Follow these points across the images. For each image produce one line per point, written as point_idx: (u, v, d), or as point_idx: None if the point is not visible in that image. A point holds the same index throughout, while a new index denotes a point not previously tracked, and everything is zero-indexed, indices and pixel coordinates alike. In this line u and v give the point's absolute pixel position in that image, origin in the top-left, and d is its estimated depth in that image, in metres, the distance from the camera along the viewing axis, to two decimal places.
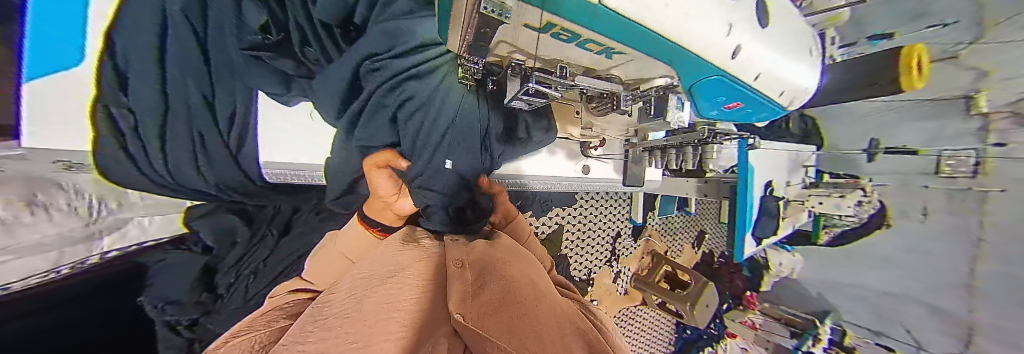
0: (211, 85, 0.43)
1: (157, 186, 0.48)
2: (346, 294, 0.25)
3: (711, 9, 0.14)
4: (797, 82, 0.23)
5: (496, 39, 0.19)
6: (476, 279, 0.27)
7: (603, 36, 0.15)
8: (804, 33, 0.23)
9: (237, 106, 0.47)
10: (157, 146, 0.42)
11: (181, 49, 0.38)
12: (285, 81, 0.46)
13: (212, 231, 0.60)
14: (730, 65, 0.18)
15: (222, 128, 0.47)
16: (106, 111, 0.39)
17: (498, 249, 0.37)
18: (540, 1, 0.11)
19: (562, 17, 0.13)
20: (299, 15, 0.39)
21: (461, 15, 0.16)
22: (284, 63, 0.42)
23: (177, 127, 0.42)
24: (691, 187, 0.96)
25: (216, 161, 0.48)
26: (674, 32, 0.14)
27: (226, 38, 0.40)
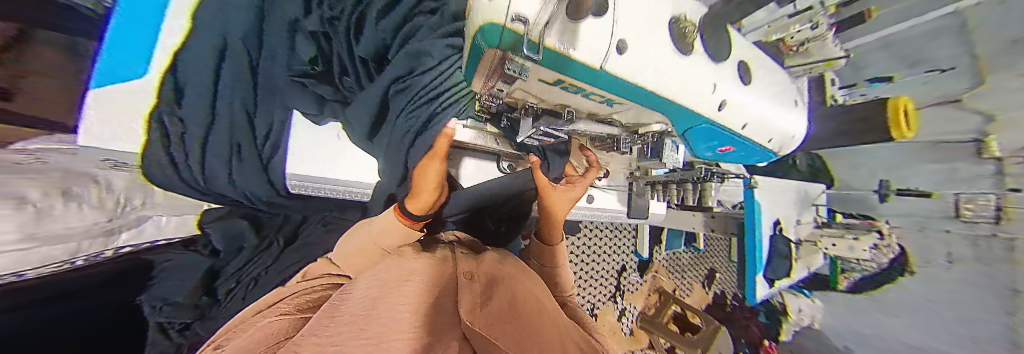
0: (255, 103, 0.47)
1: (188, 189, 0.49)
2: (363, 293, 0.26)
3: (695, 67, 0.17)
4: (786, 129, 0.25)
5: (514, 89, 0.22)
6: (484, 292, 0.27)
7: (604, 91, 0.18)
8: (787, 91, 0.26)
9: (273, 120, 0.51)
10: (198, 152, 0.44)
11: (234, 68, 0.42)
12: (320, 103, 0.50)
13: (222, 236, 0.61)
14: (718, 115, 0.20)
15: (257, 137, 0.50)
16: (160, 122, 0.41)
17: (505, 265, 0.37)
18: (556, 64, 0.14)
19: (569, 76, 0.16)
20: (342, 48, 0.44)
21: (485, 69, 0.19)
22: (324, 88, 0.48)
23: (218, 136, 0.45)
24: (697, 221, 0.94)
25: (245, 170, 0.50)
26: (665, 87, 0.17)
27: (275, 64, 0.45)
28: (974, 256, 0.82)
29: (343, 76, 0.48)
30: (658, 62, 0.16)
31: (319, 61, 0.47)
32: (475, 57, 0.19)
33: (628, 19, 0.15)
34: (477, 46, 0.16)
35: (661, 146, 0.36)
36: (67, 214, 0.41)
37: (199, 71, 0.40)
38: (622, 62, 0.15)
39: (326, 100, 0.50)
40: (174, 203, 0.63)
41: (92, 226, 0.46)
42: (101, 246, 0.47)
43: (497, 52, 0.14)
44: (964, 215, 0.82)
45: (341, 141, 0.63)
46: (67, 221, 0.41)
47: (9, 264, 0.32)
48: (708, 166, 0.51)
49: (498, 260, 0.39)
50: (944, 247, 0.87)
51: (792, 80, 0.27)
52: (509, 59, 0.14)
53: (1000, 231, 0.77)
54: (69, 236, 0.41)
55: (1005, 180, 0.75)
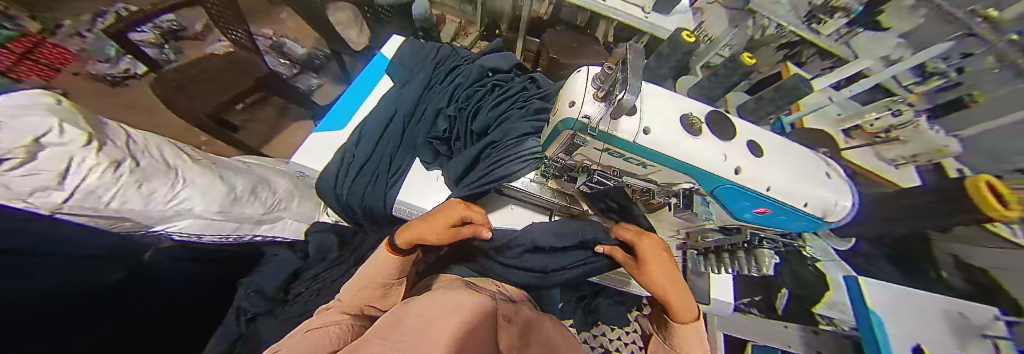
0: (395, 150, 0.67)
1: (332, 196, 0.63)
2: (414, 318, 0.29)
3: (704, 144, 0.24)
4: (828, 199, 0.27)
5: (578, 155, 0.32)
6: (518, 340, 0.30)
7: (641, 157, 0.26)
8: (814, 162, 0.29)
9: (401, 164, 0.65)
10: (350, 176, 0.62)
11: (395, 127, 0.69)
12: (436, 155, 0.67)
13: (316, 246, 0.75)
14: (738, 177, 0.25)
15: (389, 172, 0.64)
16: (341, 153, 0.63)
17: (543, 329, 0.38)
18: (608, 138, 0.24)
19: (616, 146, 0.25)
20: (461, 124, 0.69)
21: (558, 143, 0.30)
22: (441, 147, 0.67)
23: (368, 167, 0.64)
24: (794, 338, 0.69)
25: (369, 196, 0.62)
26: (682, 156, 0.24)
27: (417, 128, 0.70)
28: None
29: (455, 141, 0.69)
30: (677, 142, 0.24)
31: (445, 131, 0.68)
32: (551, 136, 0.31)
33: (650, 118, 0.24)
34: (557, 129, 0.28)
35: (692, 201, 0.36)
36: (246, 206, 0.64)
37: (377, 126, 0.68)
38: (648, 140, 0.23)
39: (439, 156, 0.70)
40: (305, 212, 0.82)
41: (251, 216, 0.66)
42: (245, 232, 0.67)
43: (572, 132, 0.26)
44: None
45: (438, 183, 0.63)
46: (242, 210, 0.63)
47: (196, 227, 0.57)
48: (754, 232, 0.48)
49: (529, 320, 0.38)
50: None
51: (822, 157, 0.30)
52: (578, 134, 0.25)
53: None
54: (238, 218, 0.63)
55: None
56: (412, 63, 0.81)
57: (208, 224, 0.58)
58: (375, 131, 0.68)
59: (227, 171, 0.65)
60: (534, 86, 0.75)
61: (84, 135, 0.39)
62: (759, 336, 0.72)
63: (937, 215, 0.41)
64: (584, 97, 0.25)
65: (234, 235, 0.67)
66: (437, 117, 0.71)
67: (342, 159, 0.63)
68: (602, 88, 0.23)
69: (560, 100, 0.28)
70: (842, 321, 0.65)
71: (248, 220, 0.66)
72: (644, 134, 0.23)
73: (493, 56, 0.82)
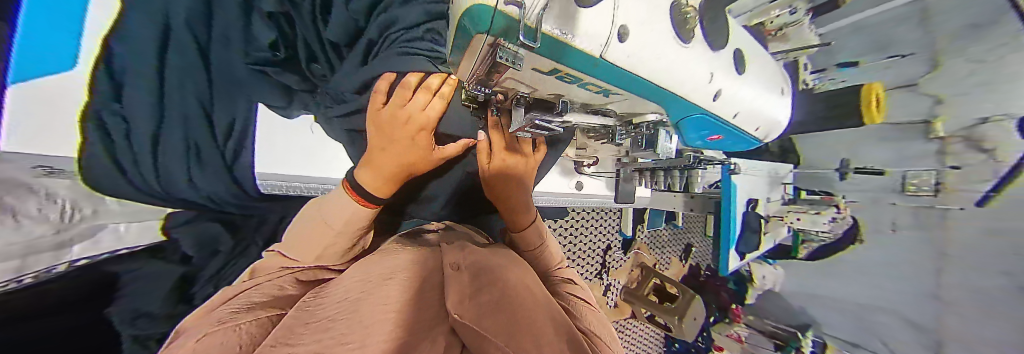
0: (211, 96, 0.48)
1: (136, 194, 0.46)
2: (339, 297, 0.25)
3: (693, 58, 0.17)
4: (772, 116, 0.26)
5: (505, 76, 0.20)
6: (474, 282, 0.26)
7: (601, 81, 0.17)
8: (774, 73, 0.26)
9: (234, 117, 0.51)
10: (148, 151, 0.42)
11: (179, 54, 0.42)
12: (287, 92, 0.56)
13: (194, 244, 0.56)
14: (712, 105, 0.20)
15: (216, 132, 0.49)
16: (95, 118, 0.39)
17: (498, 256, 0.37)
18: (552, 54, 0.14)
19: (567, 66, 0.15)
20: (309, 34, 0.52)
21: (473, 57, 0.18)
22: (288, 77, 0.54)
23: (171, 134, 0.44)
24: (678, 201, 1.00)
25: (208, 173, 0.49)
26: (665, 80, 0.16)
27: (230, 52, 0.48)
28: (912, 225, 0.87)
29: (312, 63, 0.56)
30: (662, 53, 0.15)
31: (280, 47, 0.51)
32: (463, 42, 0.17)
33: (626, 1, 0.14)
34: (465, 32, 0.15)
35: (656, 137, 0.34)
36: None
37: (134, 57, 0.39)
38: (624, 52, 0.14)
39: (294, 90, 0.57)
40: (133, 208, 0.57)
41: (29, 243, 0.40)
42: (50, 261, 0.42)
43: (489, 39, 0.13)
44: (909, 189, 0.84)
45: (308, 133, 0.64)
46: (5, 237, 0.36)
47: None
48: (694, 155, 0.52)
49: (483, 250, 0.38)
50: (891, 217, 0.91)
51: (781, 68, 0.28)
52: (501, 46, 0.13)
53: (937, 203, 0.81)
54: (9, 254, 0.36)
55: (947, 158, 0.78)
56: None
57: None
58: (141, 58, 0.40)
59: None
60: None
61: None
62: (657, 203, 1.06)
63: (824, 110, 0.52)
64: None
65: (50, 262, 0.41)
66: (253, 21, 0.47)
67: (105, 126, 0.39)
68: None
69: None
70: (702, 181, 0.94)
71: (25, 245, 0.39)
72: (619, 43, 0.14)
73: None
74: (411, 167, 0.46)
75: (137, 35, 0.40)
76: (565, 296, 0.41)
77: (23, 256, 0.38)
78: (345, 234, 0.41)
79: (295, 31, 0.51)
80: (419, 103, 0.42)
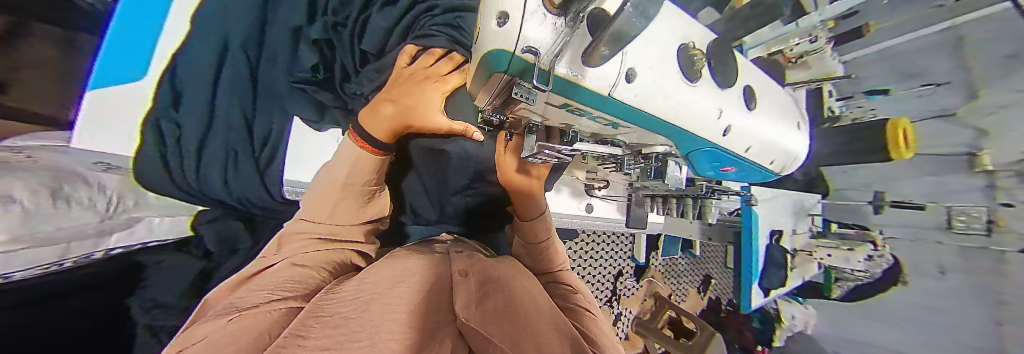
0: (254, 109, 0.52)
1: (178, 191, 0.50)
2: (352, 296, 0.24)
3: (701, 93, 0.18)
4: (787, 149, 0.26)
5: (519, 107, 0.22)
6: (480, 289, 0.26)
7: (608, 115, 0.18)
8: (790, 111, 0.26)
9: (271, 127, 0.54)
10: (195, 155, 0.48)
11: (233, 73, 0.49)
12: (319, 109, 0.56)
13: (215, 239, 0.59)
14: (721, 139, 0.21)
15: (255, 142, 0.52)
16: (156, 124, 0.46)
17: (504, 266, 0.36)
18: (563, 91, 0.15)
19: (576, 102, 0.16)
20: (344, 54, 0.55)
21: (489, 89, 0.19)
22: (324, 94, 0.55)
23: (216, 141, 0.49)
24: (693, 228, 0.95)
25: (243, 176, 0.51)
26: (673, 116, 0.17)
27: (276, 73, 0.53)
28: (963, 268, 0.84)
29: (346, 83, 0.57)
30: (670, 91, 0.16)
31: (319, 68, 0.52)
32: (480, 76, 0.19)
33: (643, 46, 0.15)
34: (483, 69, 0.16)
35: (665, 167, 0.33)
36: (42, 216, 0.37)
37: (201, 73, 0.48)
38: (631, 91, 0.15)
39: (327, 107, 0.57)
40: (168, 203, 0.62)
41: (78, 229, 0.44)
42: (90, 248, 0.45)
43: (506, 78, 0.15)
44: (957, 227, 0.79)
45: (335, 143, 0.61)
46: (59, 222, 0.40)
47: None
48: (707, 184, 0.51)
49: (492, 262, 0.37)
50: (934, 259, 0.88)
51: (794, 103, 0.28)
52: (516, 84, 0.15)
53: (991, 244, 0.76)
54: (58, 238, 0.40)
55: (997, 193, 0.74)
56: None
57: (25, 256, 0.34)
58: (200, 77, 0.48)
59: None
60: None
61: None
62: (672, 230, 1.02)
63: (847, 142, 0.51)
64: (527, 4, 0.12)
65: (93, 248, 0.45)
66: (299, 45, 0.52)
67: (163, 131, 0.47)
68: None
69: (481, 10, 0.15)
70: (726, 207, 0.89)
71: (71, 230, 0.42)
72: (626, 83, 0.15)
73: None
74: (411, 116, 0.42)
75: (201, 59, 0.48)
76: (579, 310, 0.38)
77: (69, 241, 0.42)
78: (351, 187, 0.42)
79: (332, 53, 0.54)
80: (440, 70, 0.45)
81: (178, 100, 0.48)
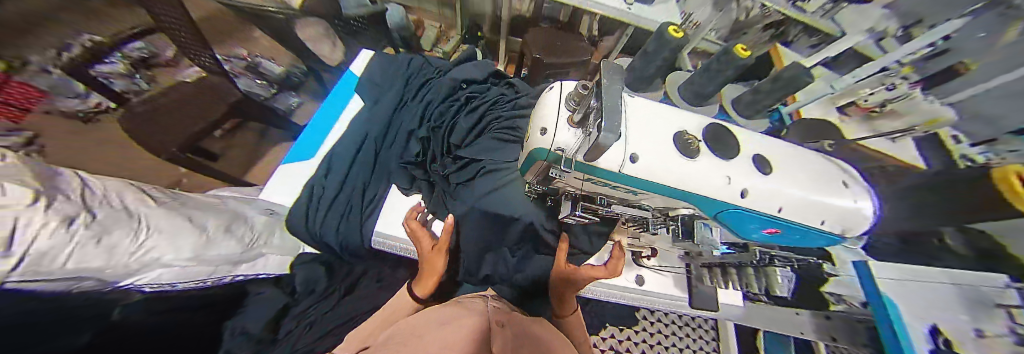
0: (369, 180, 0.72)
1: (304, 234, 0.65)
2: (401, 336, 0.28)
3: (706, 163, 0.21)
4: (837, 207, 0.25)
5: (558, 182, 0.28)
6: (514, 341, 0.27)
7: (628, 186, 0.22)
8: (826, 166, 0.26)
9: (375, 194, 0.71)
10: (325, 210, 0.66)
11: (366, 157, 0.74)
12: (412, 180, 0.71)
13: (303, 280, 0.72)
14: (743, 201, 0.22)
15: (362, 203, 0.69)
16: (312, 189, 0.67)
17: (536, 326, 0.36)
18: (586, 170, 0.21)
19: (596, 176, 0.22)
20: (438, 143, 0.74)
21: (533, 171, 0.27)
22: (417, 171, 0.72)
23: (341, 201, 0.68)
24: (804, 322, 0.73)
25: (346, 229, 0.66)
26: (679, 185, 0.21)
27: (391, 156, 0.75)
28: None
29: (434, 163, 0.72)
30: (672, 167, 0.20)
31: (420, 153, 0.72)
32: (528, 165, 0.27)
33: (638, 139, 0.20)
34: (529, 158, 0.24)
35: (693, 227, 0.34)
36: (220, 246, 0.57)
37: (349, 156, 0.73)
38: (637, 168, 0.20)
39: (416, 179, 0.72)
40: None
41: (228, 257, 0.58)
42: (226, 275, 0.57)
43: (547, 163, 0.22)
44: None
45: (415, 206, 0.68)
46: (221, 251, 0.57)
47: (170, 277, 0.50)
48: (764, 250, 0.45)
49: (525, 320, 0.38)
50: None
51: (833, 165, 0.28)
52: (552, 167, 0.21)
53: None
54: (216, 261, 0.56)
55: None
56: (381, 80, 0.87)
57: (185, 272, 0.51)
58: (346, 160, 0.73)
59: (194, 213, 0.57)
60: (510, 91, 0.84)
61: (32, 192, 0.32)
62: (769, 323, 0.79)
63: None
64: (555, 123, 0.21)
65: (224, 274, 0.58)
66: (411, 140, 0.76)
67: (312, 192, 0.67)
68: (576, 112, 0.20)
69: (530, 124, 0.24)
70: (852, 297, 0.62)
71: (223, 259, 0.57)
72: (632, 163, 0.20)
73: (467, 67, 0.89)
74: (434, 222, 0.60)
75: (350, 149, 0.74)
76: None
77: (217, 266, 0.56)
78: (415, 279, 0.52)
79: (430, 144, 0.75)
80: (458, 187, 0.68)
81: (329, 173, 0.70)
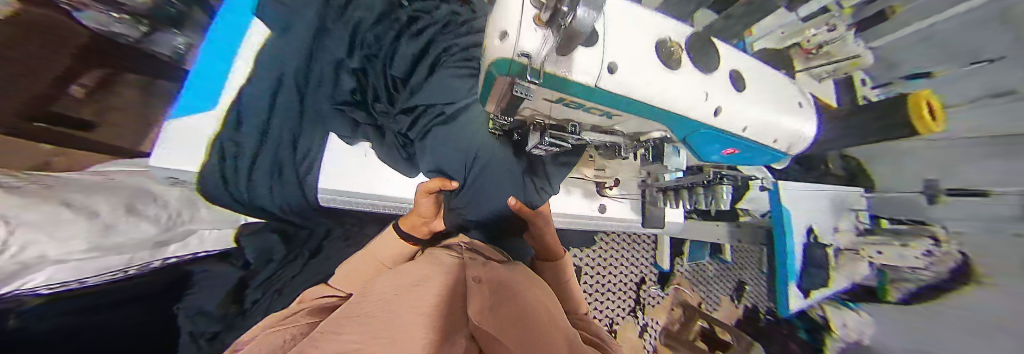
0: (298, 127, 0.60)
1: (230, 202, 0.56)
2: (377, 295, 0.28)
3: (683, 78, 0.19)
4: (790, 126, 0.26)
5: (523, 107, 0.26)
6: (493, 295, 0.28)
7: (603, 106, 0.21)
8: (788, 89, 0.27)
9: (310, 143, 0.60)
10: (249, 167, 0.56)
11: (287, 99, 0.60)
12: (353, 124, 0.64)
13: (256, 250, 0.67)
14: (716, 120, 0.22)
15: (295, 157, 0.59)
16: (218, 142, 0.53)
17: (515, 275, 0.37)
18: (555, 85, 0.18)
19: (568, 95, 0.19)
20: (378, 82, 0.68)
21: (496, 96, 0.23)
22: (358, 113, 0.65)
23: (266, 155, 0.57)
24: (721, 231, 0.92)
25: (284, 185, 0.59)
26: (660, 101, 0.19)
27: (320, 96, 0.63)
28: None
29: (376, 103, 0.69)
30: (652, 79, 0.18)
31: (355, 90, 0.66)
32: (487, 85, 0.22)
33: (615, 46, 0.18)
34: (489, 77, 0.20)
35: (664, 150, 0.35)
36: (124, 230, 0.44)
37: (263, 96, 0.58)
38: (616, 81, 0.17)
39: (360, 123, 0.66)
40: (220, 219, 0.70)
41: (143, 240, 0.48)
42: (148, 258, 0.49)
43: (507, 79, 0.18)
44: None
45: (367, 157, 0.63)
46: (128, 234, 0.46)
47: (68, 274, 0.36)
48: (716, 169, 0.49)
49: (504, 268, 0.39)
50: None
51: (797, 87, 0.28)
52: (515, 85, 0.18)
53: None
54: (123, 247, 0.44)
55: None
56: None
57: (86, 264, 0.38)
58: (261, 104, 0.58)
59: (71, 193, 0.40)
60: (456, 16, 0.76)
61: None
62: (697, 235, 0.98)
63: None
64: (520, 24, 0.16)
65: (148, 257, 0.49)
66: (341, 74, 0.65)
67: (226, 150, 0.54)
68: (545, 6, 0.15)
69: (489, 30, 0.19)
70: (757, 211, 0.83)
71: (134, 242, 0.47)
72: (611, 75, 0.17)
73: None
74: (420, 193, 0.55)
75: (259, 90, 0.58)
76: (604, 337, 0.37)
77: (133, 252, 0.46)
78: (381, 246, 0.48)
79: (368, 81, 0.69)
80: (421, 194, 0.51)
81: (241, 124, 0.56)
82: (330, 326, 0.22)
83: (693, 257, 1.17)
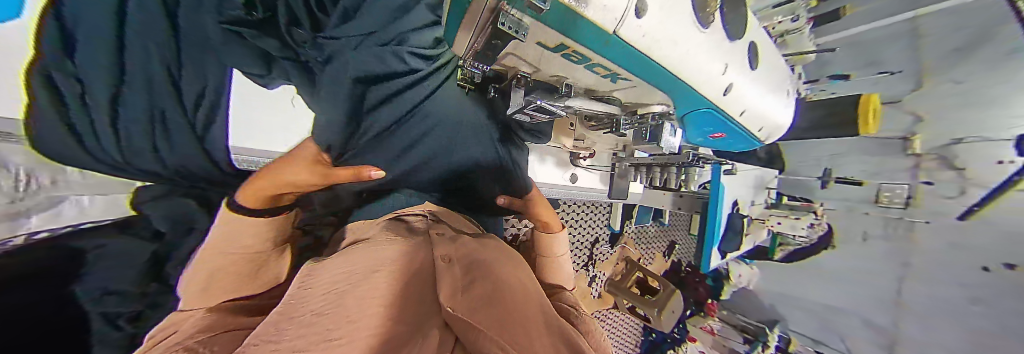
0: (180, 62, 0.42)
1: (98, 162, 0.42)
2: (326, 289, 0.23)
3: (696, 42, 0.18)
4: (760, 109, 0.27)
5: (505, 51, 0.21)
6: (466, 275, 0.26)
7: (610, 61, 0.17)
8: (770, 74, 0.28)
9: (206, 84, 0.45)
10: (106, 118, 0.39)
11: (146, 14, 0.38)
12: (263, 58, 0.47)
13: (164, 217, 0.50)
14: (721, 98, 0.23)
15: (189, 107, 0.45)
16: (44, 75, 0.35)
17: (487, 249, 0.36)
18: (562, 23, 0.13)
19: (576, 41, 0.15)
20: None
21: (473, 24, 0.17)
22: (269, 42, 0.45)
23: (135, 101, 0.40)
24: (666, 200, 0.99)
25: (177, 144, 0.46)
26: (676, 67, 0.18)
27: (202, 11, 0.41)
28: (885, 235, 1.10)
29: (294, 28, 0.46)
30: (678, 41, 0.17)
31: (259, 7, 0.43)
32: (462, 6, 0.16)
33: None
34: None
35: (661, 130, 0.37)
36: None
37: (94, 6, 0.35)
38: (641, 28, 0.14)
39: (273, 58, 0.48)
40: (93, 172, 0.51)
41: None
42: None
43: (490, 2, 0.13)
44: (884, 199, 1.08)
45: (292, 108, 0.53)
46: None
47: None
48: (696, 152, 0.58)
49: (475, 242, 0.38)
50: (862, 228, 1.15)
51: (776, 78, 0.29)
52: (502, 11, 0.13)
53: (906, 215, 1.06)
54: None
55: (921, 173, 1.02)
56: None
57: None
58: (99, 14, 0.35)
59: None
60: None
61: None
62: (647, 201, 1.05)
63: None
64: None
65: None
66: None
67: (61, 88, 0.36)
68: None
69: None
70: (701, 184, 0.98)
71: None
72: (636, 18, 0.14)
73: None
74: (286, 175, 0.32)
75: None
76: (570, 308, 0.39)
77: None
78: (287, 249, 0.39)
79: None
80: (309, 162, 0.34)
81: (73, 52, 0.35)
82: (265, 333, 0.17)
83: (640, 220, 1.32)
